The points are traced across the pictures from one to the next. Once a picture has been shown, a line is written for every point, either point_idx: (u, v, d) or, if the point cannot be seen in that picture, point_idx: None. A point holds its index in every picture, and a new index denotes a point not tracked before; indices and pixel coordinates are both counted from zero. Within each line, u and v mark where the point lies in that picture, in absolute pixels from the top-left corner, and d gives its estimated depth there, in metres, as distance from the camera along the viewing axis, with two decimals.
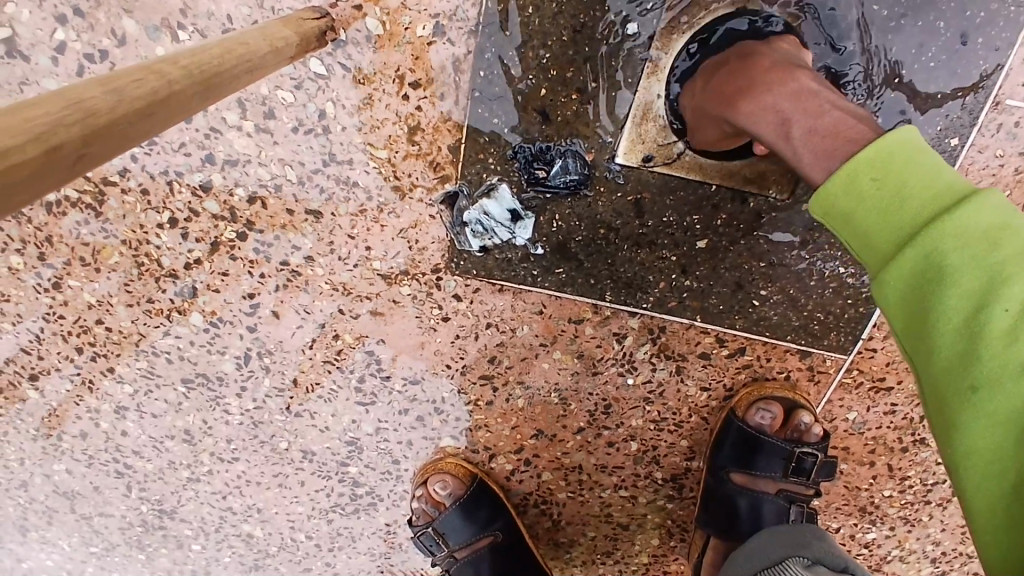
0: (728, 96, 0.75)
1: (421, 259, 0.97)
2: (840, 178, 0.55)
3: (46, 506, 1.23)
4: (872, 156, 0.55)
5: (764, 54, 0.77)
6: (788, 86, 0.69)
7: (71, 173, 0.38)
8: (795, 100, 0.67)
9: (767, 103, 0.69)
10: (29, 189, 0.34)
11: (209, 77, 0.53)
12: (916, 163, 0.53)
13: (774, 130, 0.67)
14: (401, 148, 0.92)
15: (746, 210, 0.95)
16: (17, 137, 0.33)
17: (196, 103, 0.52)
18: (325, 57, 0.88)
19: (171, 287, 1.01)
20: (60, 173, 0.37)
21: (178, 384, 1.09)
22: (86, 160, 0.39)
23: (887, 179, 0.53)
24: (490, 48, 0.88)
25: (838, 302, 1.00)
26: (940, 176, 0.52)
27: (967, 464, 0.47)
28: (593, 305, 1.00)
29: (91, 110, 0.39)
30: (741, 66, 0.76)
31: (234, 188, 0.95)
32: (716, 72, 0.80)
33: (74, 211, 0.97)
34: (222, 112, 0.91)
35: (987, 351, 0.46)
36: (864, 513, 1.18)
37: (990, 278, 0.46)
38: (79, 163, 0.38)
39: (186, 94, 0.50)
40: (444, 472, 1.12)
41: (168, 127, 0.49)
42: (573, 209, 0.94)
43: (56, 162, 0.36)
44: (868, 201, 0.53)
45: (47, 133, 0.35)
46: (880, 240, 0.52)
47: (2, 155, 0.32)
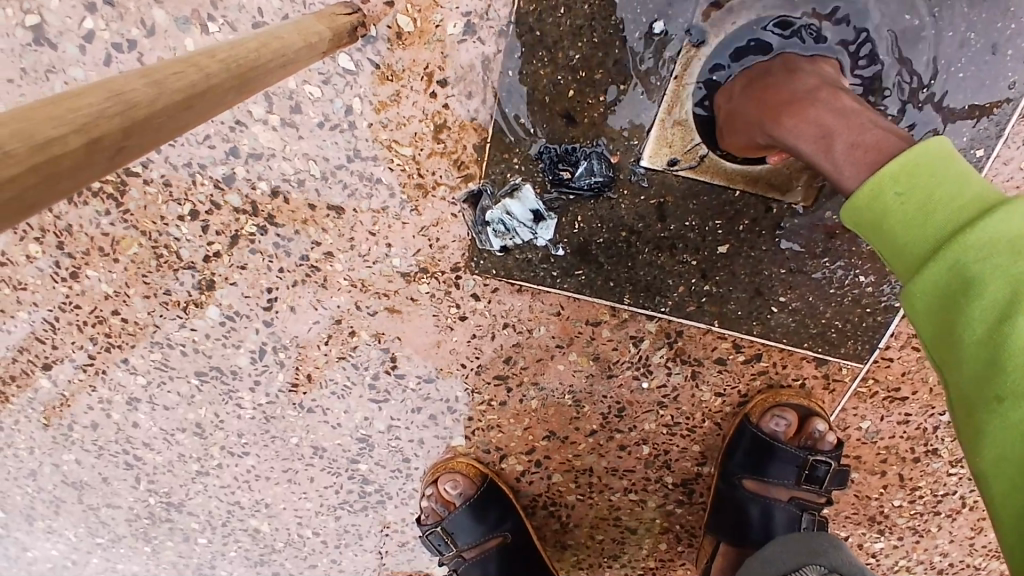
0: (769, 109, 0.75)
1: (441, 257, 0.97)
2: (866, 192, 0.56)
3: (53, 496, 1.23)
4: (899, 168, 0.55)
5: (804, 72, 0.78)
6: (832, 106, 0.70)
7: (109, 164, 0.37)
8: (839, 118, 0.68)
9: (810, 119, 0.69)
10: (69, 181, 0.34)
11: (245, 71, 0.53)
12: (945, 174, 0.53)
13: (815, 143, 0.67)
14: (426, 146, 0.92)
15: (768, 217, 0.95)
16: (60, 126, 0.33)
17: (232, 97, 0.51)
18: (354, 53, 0.88)
19: (189, 280, 1.01)
20: (99, 165, 0.36)
21: (191, 376, 1.09)
22: (125, 153, 0.38)
23: (912, 192, 0.53)
24: (520, 48, 0.88)
25: (857, 311, 1.00)
26: (968, 187, 0.52)
27: (994, 473, 0.47)
28: (611, 308, 1.00)
29: (133, 102, 0.39)
30: (783, 81, 0.77)
31: (257, 182, 0.94)
32: (757, 83, 0.81)
33: (94, 201, 0.97)
34: (248, 106, 0.91)
35: (1011, 361, 0.45)
36: (873, 523, 1.18)
37: (1016, 289, 0.46)
38: (118, 155, 0.38)
39: (224, 88, 0.49)
40: (455, 471, 1.12)
41: (204, 120, 0.48)
42: (596, 211, 0.94)
43: (95, 155, 0.35)
44: (894, 213, 0.54)
45: (89, 124, 0.35)
46: (908, 252, 0.53)
47: (45, 145, 0.31)
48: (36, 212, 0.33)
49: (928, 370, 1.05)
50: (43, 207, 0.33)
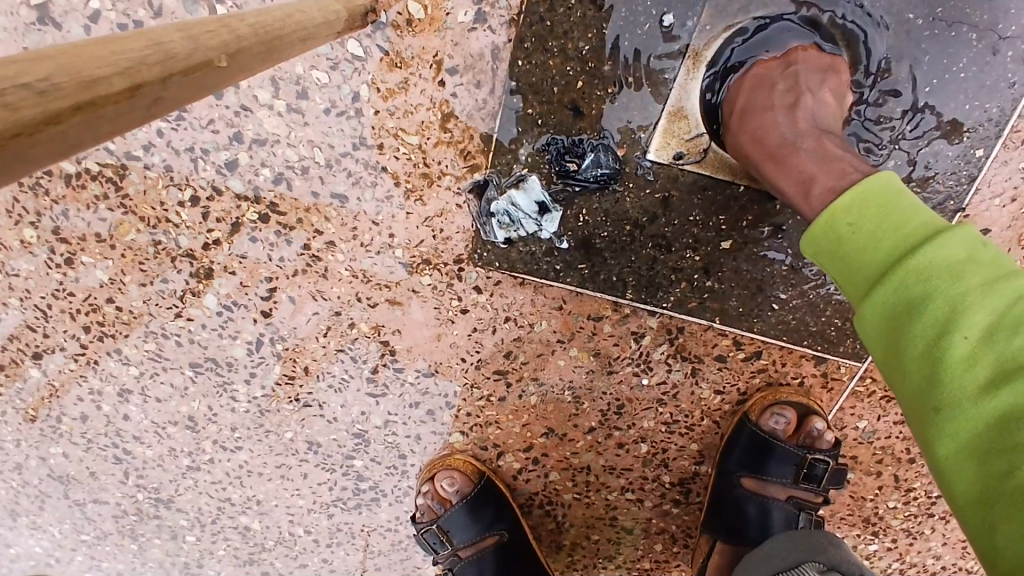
0: (764, 141, 0.78)
1: (444, 249, 0.97)
2: (820, 225, 0.60)
3: (39, 491, 1.20)
4: (850, 199, 0.58)
5: (800, 105, 0.78)
6: (819, 150, 0.72)
7: (146, 115, 0.38)
8: (821, 166, 0.70)
9: (797, 161, 0.72)
10: (109, 126, 0.35)
11: (274, 37, 0.53)
12: (892, 205, 0.56)
13: (795, 188, 0.71)
14: (433, 135, 0.91)
15: (771, 213, 0.95)
16: (105, 66, 0.33)
17: (259, 63, 0.52)
18: (364, 39, 0.88)
19: (188, 268, 1.00)
20: (135, 115, 0.37)
21: (186, 368, 1.07)
22: (160, 104, 0.39)
23: (861, 222, 0.56)
24: (530, 37, 0.88)
25: (856, 309, 1.01)
26: (913, 216, 0.54)
27: (938, 484, 0.48)
28: (613, 303, 1.00)
29: (172, 52, 0.39)
30: (778, 114, 0.78)
31: (261, 168, 0.94)
32: (756, 107, 0.81)
33: (93, 185, 0.96)
34: (255, 90, 0.90)
35: (946, 374, 0.47)
36: (868, 524, 1.18)
37: (952, 306, 0.48)
38: (156, 107, 0.38)
39: (254, 52, 0.50)
40: (452, 468, 1.11)
41: (235, 82, 0.49)
42: (601, 204, 0.94)
43: (138, 100, 0.36)
44: (846, 240, 0.57)
45: (133, 68, 0.35)
46: (858, 276, 0.55)
47: (91, 83, 0.32)
48: (75, 152, 0.34)
49: None
50: (80, 150, 0.34)
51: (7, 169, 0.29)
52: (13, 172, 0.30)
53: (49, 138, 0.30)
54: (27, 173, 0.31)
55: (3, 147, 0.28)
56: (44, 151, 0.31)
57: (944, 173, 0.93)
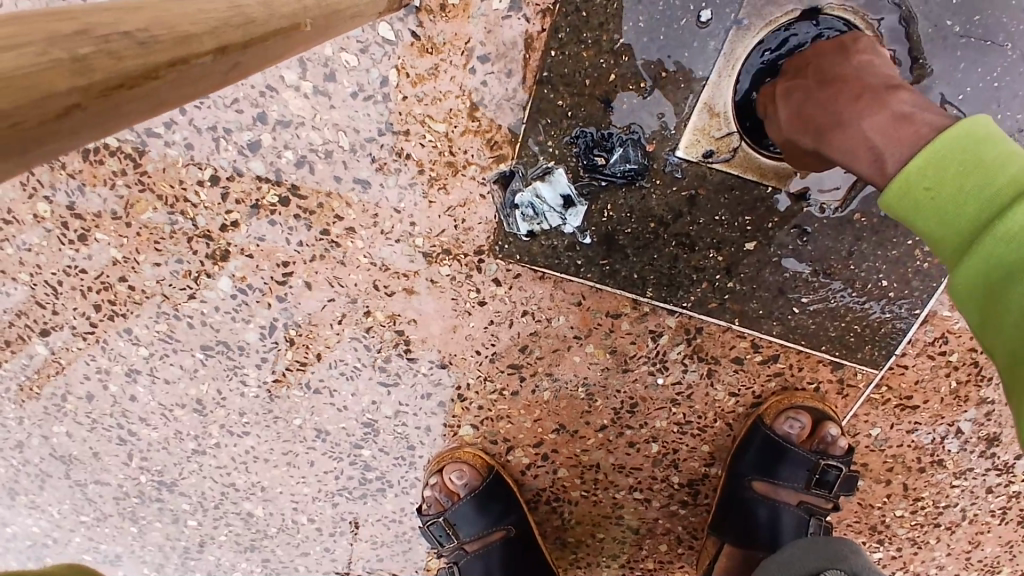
0: (818, 127, 0.73)
1: (465, 240, 0.96)
2: (896, 189, 0.57)
3: (39, 470, 1.19)
4: (929, 158, 0.56)
5: (842, 78, 0.73)
6: (880, 115, 0.66)
7: (222, 77, 0.42)
8: (888, 132, 0.64)
9: (858, 134, 0.67)
10: (192, 85, 0.38)
11: (334, 11, 0.56)
12: (975, 163, 0.53)
13: (874, 167, 0.65)
14: (460, 123, 0.90)
15: (797, 215, 0.94)
16: (197, 27, 0.37)
17: (319, 33, 0.55)
18: (395, 22, 0.86)
19: (203, 249, 0.98)
20: (215, 77, 0.41)
21: (196, 350, 1.06)
22: (237, 66, 0.43)
23: (940, 186, 0.54)
24: (564, 28, 0.86)
25: (876, 316, 1.00)
26: (1000, 173, 0.51)
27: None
28: (633, 300, 0.99)
29: (250, 17, 0.43)
30: (820, 95, 0.74)
31: (283, 150, 0.92)
32: (796, 102, 0.78)
33: (111, 161, 0.94)
34: (281, 70, 0.89)
35: None
36: (874, 532, 1.18)
37: None
38: (232, 71, 0.42)
39: (316, 22, 0.53)
40: (461, 461, 1.10)
41: (295, 49, 0.52)
42: (626, 200, 0.93)
43: (221, 61, 0.40)
44: (928, 206, 0.55)
45: (218, 30, 0.39)
46: (948, 241, 0.54)
47: (184, 41, 0.36)
48: (166, 105, 0.38)
49: (941, 380, 1.05)
50: (166, 105, 0.38)
51: (114, 114, 0.33)
52: (117, 118, 0.33)
53: (148, 89, 0.34)
54: (126, 121, 0.35)
55: (105, 95, 0.31)
56: (143, 100, 0.34)
57: None
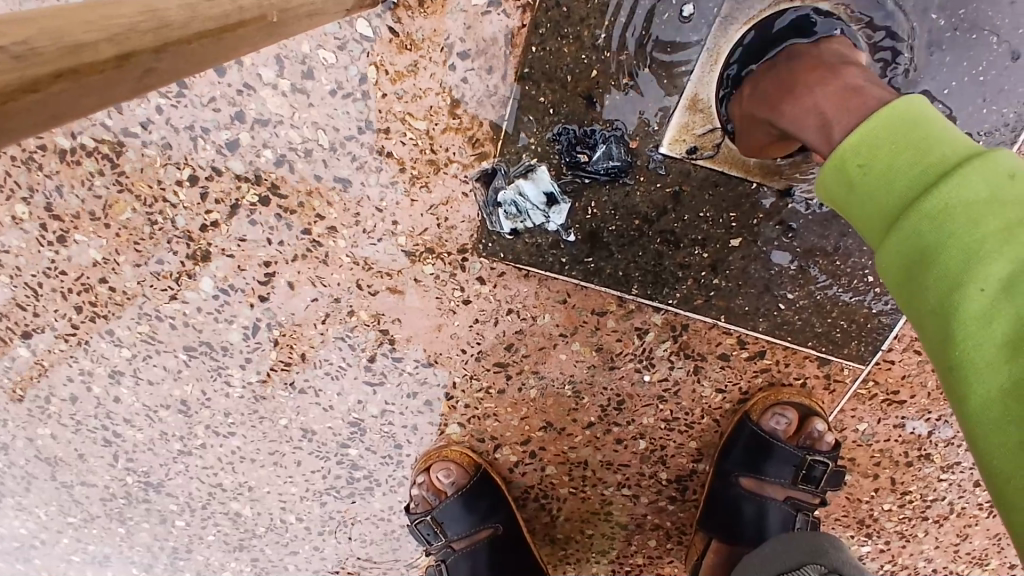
0: (776, 97, 0.74)
1: (448, 238, 0.95)
2: (833, 167, 0.55)
3: (25, 472, 1.18)
4: (861, 137, 0.54)
5: (812, 58, 0.76)
6: (833, 85, 0.67)
7: (136, 84, 0.41)
8: (836, 101, 0.65)
9: (809, 102, 0.68)
10: (92, 95, 0.37)
11: (276, 12, 0.56)
12: (909, 141, 0.50)
13: (817, 134, 0.65)
14: (442, 120, 0.89)
15: (783, 211, 0.94)
16: (91, 34, 0.35)
17: (259, 36, 0.55)
18: (374, 19, 0.85)
19: (184, 250, 0.97)
20: (124, 85, 0.39)
21: (179, 351, 1.05)
22: (152, 71, 0.42)
23: (871, 162, 0.52)
24: (545, 23, 0.85)
25: (862, 312, 1.00)
26: (931, 150, 0.49)
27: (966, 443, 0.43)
28: (619, 298, 0.99)
29: (164, 20, 0.42)
30: (787, 73, 0.75)
31: (263, 149, 0.91)
32: (763, 78, 0.79)
33: (88, 161, 0.93)
34: (259, 68, 0.88)
35: (961, 330, 0.42)
36: (862, 526, 1.18)
37: (968, 252, 0.43)
38: (145, 78, 0.41)
39: (254, 24, 0.53)
40: (448, 460, 1.10)
41: (228, 53, 0.52)
42: (611, 197, 0.92)
43: (125, 69, 0.38)
44: (860, 184, 0.52)
45: (120, 36, 0.38)
46: (877, 219, 0.51)
47: (73, 50, 0.34)
48: (65, 119, 0.37)
49: (928, 374, 1.05)
50: (65, 117, 0.37)
51: None
52: None
53: (27, 104, 0.32)
54: (10, 137, 0.33)
55: None
56: (24, 115, 0.32)
57: None
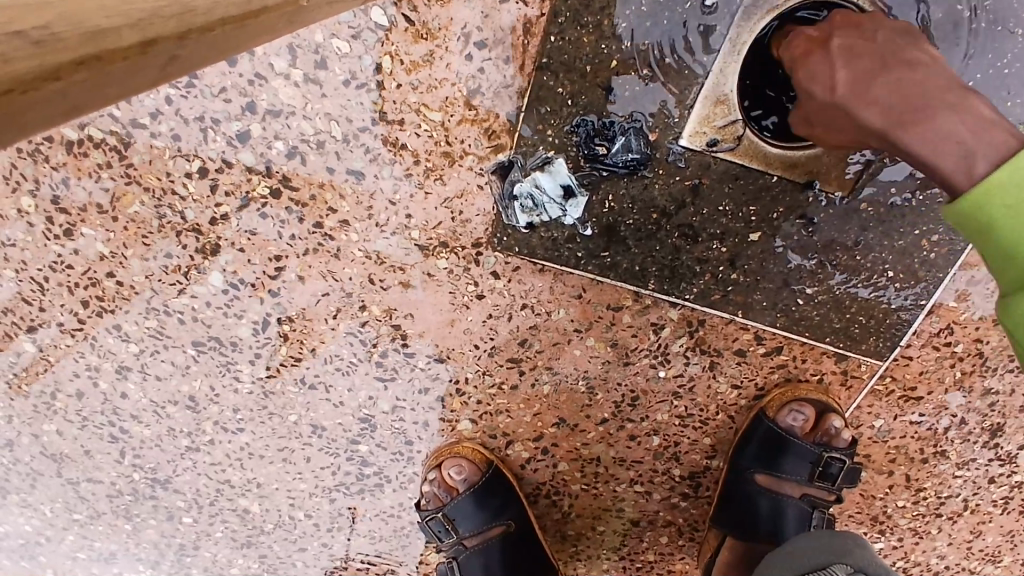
0: (898, 104, 0.65)
1: (462, 232, 0.93)
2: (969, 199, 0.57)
3: (30, 468, 1.17)
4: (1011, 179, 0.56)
5: (927, 62, 0.68)
6: (973, 112, 0.62)
7: (157, 68, 0.43)
8: (978, 133, 0.60)
9: (945, 126, 0.62)
10: (117, 78, 0.39)
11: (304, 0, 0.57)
12: None
13: (958, 165, 0.60)
14: (457, 112, 0.87)
15: (803, 205, 0.92)
16: (117, 22, 0.38)
17: (284, 23, 0.56)
18: (389, 7, 0.83)
19: (193, 243, 0.95)
20: (145, 69, 0.41)
21: (188, 346, 1.03)
22: (173, 57, 0.44)
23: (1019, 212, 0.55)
24: (564, 12, 0.83)
25: (881, 307, 0.98)
26: None
27: None
28: (634, 293, 0.97)
29: (188, 8, 0.44)
30: (909, 77, 0.66)
31: (274, 141, 0.89)
32: (872, 74, 0.68)
33: (96, 153, 0.91)
34: (270, 58, 0.86)
35: None
36: (876, 523, 1.17)
37: None
38: (166, 64, 0.43)
39: (279, 12, 0.54)
40: (460, 456, 1.08)
41: (249, 39, 0.53)
42: (628, 190, 0.91)
43: (145, 54, 0.41)
44: (1000, 227, 0.56)
45: (143, 23, 0.40)
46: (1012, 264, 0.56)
47: (100, 36, 0.36)
48: (86, 99, 0.39)
49: (946, 370, 1.03)
50: (91, 101, 0.40)
51: (21, 110, 0.34)
52: (26, 115, 0.35)
53: (56, 85, 0.35)
54: (41, 115, 0.36)
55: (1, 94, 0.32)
56: (55, 94, 0.35)
57: None
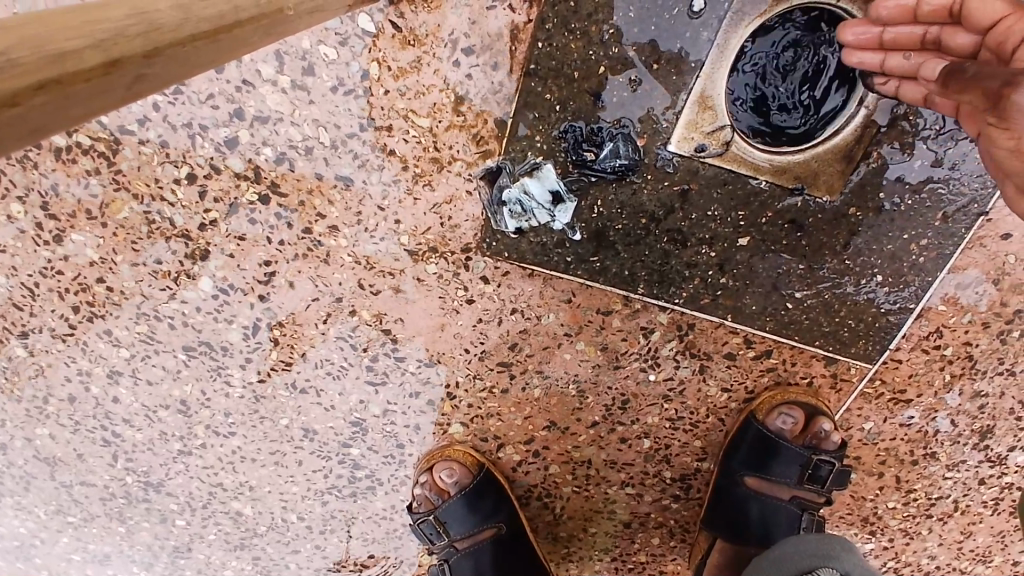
0: None
1: (452, 237, 0.93)
2: None
3: (24, 472, 1.17)
4: None
5: None
6: None
7: (128, 92, 0.37)
8: None
9: None
10: (81, 106, 0.33)
11: (274, 11, 0.53)
12: None
13: None
14: (445, 118, 0.87)
15: (791, 209, 0.92)
16: (75, 38, 0.32)
17: (255, 37, 0.51)
18: (376, 14, 0.83)
19: (182, 248, 0.95)
20: (114, 94, 0.35)
21: (178, 351, 1.03)
22: (143, 79, 0.37)
23: None
24: (551, 18, 0.83)
25: (871, 310, 0.98)
26: None
27: None
28: (624, 297, 0.97)
29: (154, 24, 0.38)
30: None
31: (262, 146, 0.89)
32: None
33: (84, 159, 0.91)
34: (257, 64, 0.86)
35: None
36: (866, 524, 1.17)
37: None
38: (136, 85, 0.37)
39: (251, 25, 0.49)
40: (451, 459, 1.09)
41: (224, 58, 0.48)
42: (617, 195, 0.91)
43: (113, 77, 0.34)
44: None
45: (106, 42, 0.34)
46: None
47: (60, 57, 0.31)
48: (47, 135, 0.33)
49: (935, 373, 1.04)
50: (46, 132, 0.32)
51: None
52: None
53: (9, 119, 0.29)
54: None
55: None
56: (14, 129, 0.29)
57: (970, 175, 0.91)
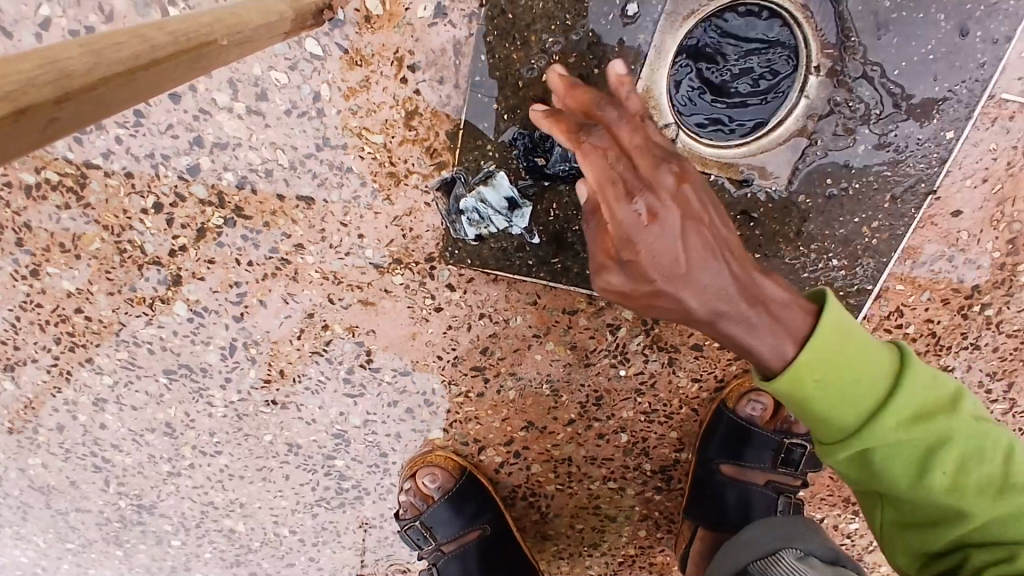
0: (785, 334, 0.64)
1: (415, 248, 0.96)
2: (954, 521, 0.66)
3: (20, 501, 1.19)
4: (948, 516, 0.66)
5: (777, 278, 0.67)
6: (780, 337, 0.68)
7: (39, 136, 0.38)
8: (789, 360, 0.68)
9: None
10: None
11: (195, 45, 0.55)
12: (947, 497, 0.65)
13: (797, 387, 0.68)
14: (398, 133, 0.90)
15: (743, 201, 0.95)
16: None
17: (176, 71, 0.53)
18: (322, 38, 0.86)
19: (155, 274, 0.98)
20: (21, 139, 0.36)
21: (159, 375, 1.06)
22: (54, 124, 0.39)
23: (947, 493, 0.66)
24: (491, 31, 0.86)
25: (830, 294, 1.00)
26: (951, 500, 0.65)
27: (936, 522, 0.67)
28: (587, 296, 1.00)
29: (66, 70, 0.39)
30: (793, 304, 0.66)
31: (223, 172, 0.92)
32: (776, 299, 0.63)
33: (53, 195, 0.94)
34: (212, 93, 0.89)
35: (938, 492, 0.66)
36: (847, 503, 1.19)
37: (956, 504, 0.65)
38: (46, 130, 0.38)
39: (169, 61, 0.51)
40: (433, 465, 1.11)
41: (146, 95, 0.49)
42: (572, 197, 0.93)
43: (21, 124, 0.36)
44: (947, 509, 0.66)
45: (15, 91, 0.35)
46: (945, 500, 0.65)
47: None
48: None
49: None
50: None
51: None
52: None
53: None
54: None
55: None
56: None
57: (916, 155, 0.93)
